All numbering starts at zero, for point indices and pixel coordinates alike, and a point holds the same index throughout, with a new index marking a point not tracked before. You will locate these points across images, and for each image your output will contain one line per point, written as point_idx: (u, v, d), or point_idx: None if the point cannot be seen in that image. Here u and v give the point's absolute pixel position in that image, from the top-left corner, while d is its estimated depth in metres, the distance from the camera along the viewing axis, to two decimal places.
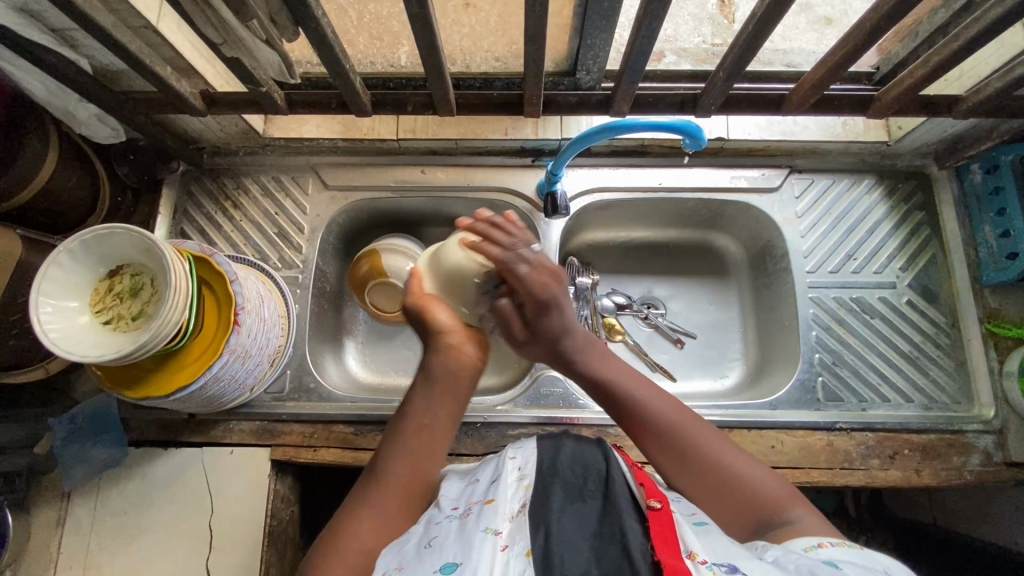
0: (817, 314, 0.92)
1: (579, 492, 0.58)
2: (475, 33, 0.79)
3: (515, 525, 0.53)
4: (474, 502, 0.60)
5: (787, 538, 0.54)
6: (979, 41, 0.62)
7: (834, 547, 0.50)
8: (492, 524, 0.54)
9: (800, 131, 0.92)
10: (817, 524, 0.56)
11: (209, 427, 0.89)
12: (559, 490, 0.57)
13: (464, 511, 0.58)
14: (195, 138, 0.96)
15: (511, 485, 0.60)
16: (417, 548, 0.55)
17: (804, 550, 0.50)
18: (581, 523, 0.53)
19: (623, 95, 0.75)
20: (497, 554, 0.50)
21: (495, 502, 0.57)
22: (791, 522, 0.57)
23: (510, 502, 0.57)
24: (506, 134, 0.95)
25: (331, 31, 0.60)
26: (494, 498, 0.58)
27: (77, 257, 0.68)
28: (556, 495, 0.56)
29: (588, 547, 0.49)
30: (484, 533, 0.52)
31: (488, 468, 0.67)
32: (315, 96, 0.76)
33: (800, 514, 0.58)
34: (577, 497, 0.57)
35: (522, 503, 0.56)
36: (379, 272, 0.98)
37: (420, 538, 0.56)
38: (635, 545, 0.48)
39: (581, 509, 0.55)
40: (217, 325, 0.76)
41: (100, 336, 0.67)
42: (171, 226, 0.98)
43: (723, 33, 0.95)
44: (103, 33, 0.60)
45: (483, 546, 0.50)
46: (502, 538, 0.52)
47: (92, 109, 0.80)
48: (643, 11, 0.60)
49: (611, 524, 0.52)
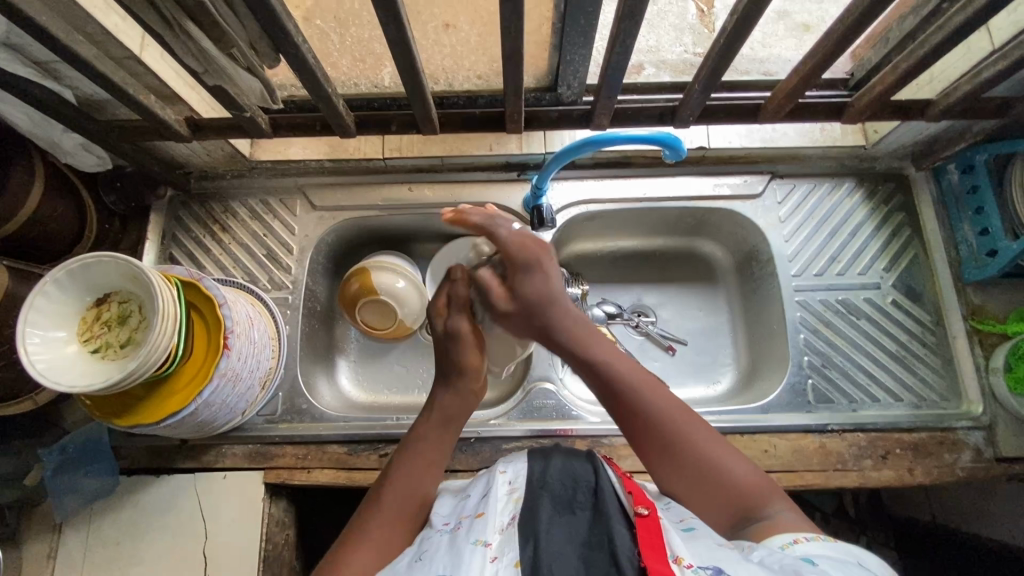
0: (804, 317, 0.93)
1: (568, 504, 0.57)
2: (456, 53, 0.81)
3: (505, 536, 0.54)
4: (466, 516, 0.60)
5: (763, 535, 0.55)
6: (943, 47, 0.63)
7: (811, 543, 0.51)
8: (482, 536, 0.55)
9: (779, 138, 0.95)
10: (792, 520, 0.57)
11: (201, 453, 0.88)
12: (548, 502, 0.57)
13: (455, 525, 0.59)
14: (182, 163, 0.96)
15: (501, 501, 0.60)
16: (410, 562, 0.55)
17: (780, 547, 0.51)
18: (569, 535, 0.52)
19: (603, 109, 0.76)
20: (487, 565, 0.51)
21: (485, 515, 0.58)
22: (770, 517, 0.57)
23: (499, 515, 0.58)
24: (491, 150, 0.97)
25: (312, 56, 0.61)
26: (483, 511, 0.59)
27: (64, 286, 0.68)
28: (545, 509, 0.56)
29: (576, 557, 0.50)
30: (474, 545, 0.53)
31: (480, 483, 0.67)
32: (299, 118, 0.77)
33: (781, 508, 0.59)
34: (567, 509, 0.57)
35: (512, 517, 0.57)
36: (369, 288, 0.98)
37: (413, 554, 0.57)
38: (623, 553, 0.49)
39: (571, 520, 0.55)
40: (206, 349, 0.76)
41: (88, 366, 0.67)
42: (159, 251, 0.98)
43: (701, 41, 0.99)
44: (85, 65, 0.60)
45: (473, 558, 0.51)
46: (492, 550, 0.52)
47: (76, 138, 0.80)
48: (616, 28, 0.61)
49: (599, 532, 0.52)
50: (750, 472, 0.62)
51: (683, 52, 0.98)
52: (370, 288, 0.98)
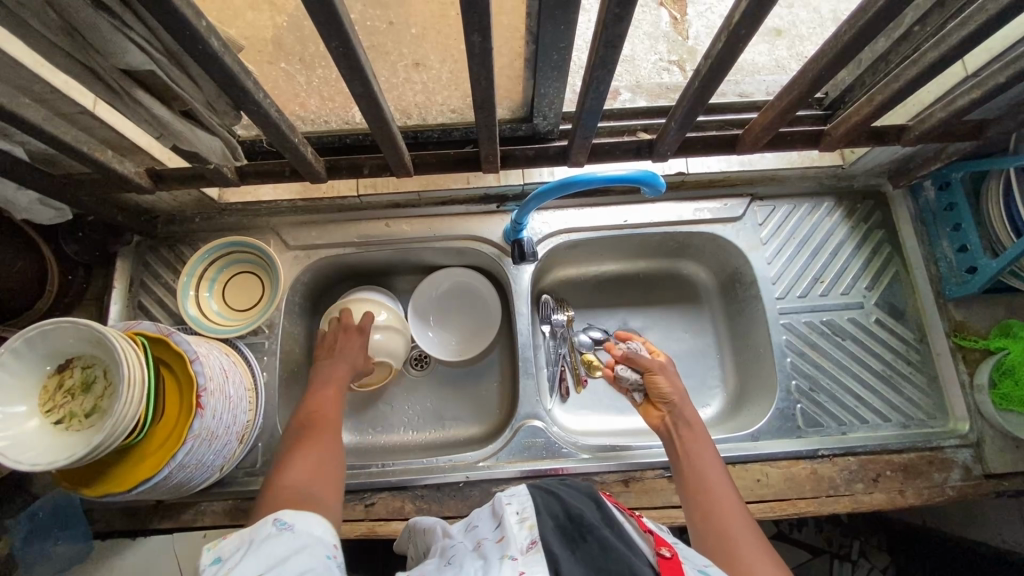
0: (790, 340, 0.92)
1: (579, 532, 0.55)
2: (428, 89, 0.79)
3: (530, 557, 0.51)
4: (484, 539, 0.58)
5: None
6: (916, 83, 0.62)
7: None
8: (506, 552, 0.52)
9: (759, 161, 0.93)
10: None
11: (180, 511, 0.85)
12: (559, 533, 0.55)
13: (476, 545, 0.57)
14: (148, 209, 0.93)
15: (516, 524, 0.57)
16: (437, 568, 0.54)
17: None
18: (588, 566, 0.49)
19: (579, 148, 0.75)
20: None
21: (506, 538, 0.55)
22: None
23: (519, 538, 0.55)
24: (468, 183, 0.94)
25: (275, 110, 0.58)
26: (503, 534, 0.56)
27: (22, 356, 0.65)
28: (557, 540, 0.53)
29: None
30: (501, 561, 0.51)
31: (485, 515, 0.63)
32: (266, 165, 0.74)
33: None
34: (583, 538, 0.54)
35: (532, 539, 0.54)
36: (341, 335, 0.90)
37: (439, 561, 0.56)
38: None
39: (586, 550, 0.52)
40: (179, 409, 0.72)
41: (52, 440, 0.64)
42: (127, 299, 0.94)
43: (677, 49, 0.99)
44: (33, 129, 0.57)
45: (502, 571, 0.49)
46: (520, 565, 0.50)
47: (31, 194, 0.75)
48: (589, 75, 0.58)
49: (621, 563, 0.50)
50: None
51: (658, 61, 0.98)
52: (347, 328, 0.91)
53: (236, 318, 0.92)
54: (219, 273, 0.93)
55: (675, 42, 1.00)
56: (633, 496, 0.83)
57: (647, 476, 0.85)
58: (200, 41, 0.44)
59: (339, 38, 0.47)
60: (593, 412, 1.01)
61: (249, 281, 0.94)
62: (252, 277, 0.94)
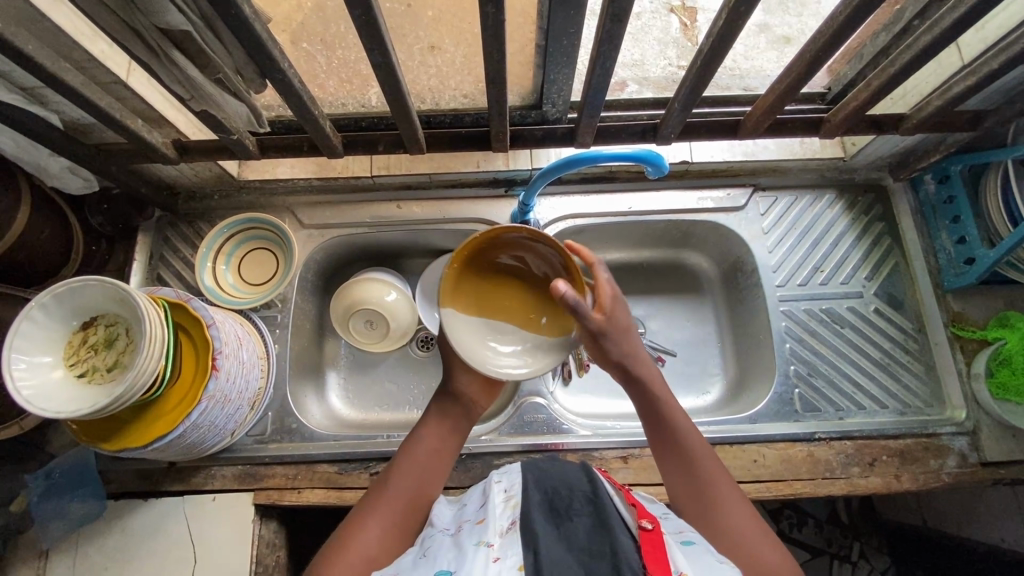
0: (790, 327, 0.94)
1: (564, 513, 0.54)
2: (442, 73, 0.82)
3: (506, 539, 0.51)
4: (466, 521, 0.58)
5: None
6: (912, 66, 0.66)
7: None
8: (484, 537, 0.52)
9: (760, 151, 0.96)
10: None
11: (190, 474, 0.88)
12: (543, 509, 0.55)
13: (457, 528, 0.57)
14: (170, 184, 0.96)
15: (499, 505, 0.58)
16: (414, 558, 0.53)
17: None
18: (568, 546, 0.49)
19: (586, 127, 0.78)
20: (489, 565, 0.47)
21: (486, 519, 0.55)
22: None
23: (499, 519, 0.55)
24: (478, 167, 0.98)
25: (298, 81, 0.62)
26: (483, 517, 0.56)
27: (50, 311, 0.68)
28: (540, 516, 0.53)
29: (578, 564, 0.47)
30: (477, 546, 0.50)
31: (475, 493, 0.65)
32: (287, 139, 0.78)
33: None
34: (564, 516, 0.54)
35: (512, 520, 0.54)
36: (469, 306, 0.62)
37: (416, 552, 0.55)
38: (626, 565, 0.45)
39: (568, 530, 0.51)
40: (195, 370, 0.75)
41: (75, 391, 0.67)
42: (147, 271, 0.97)
43: (686, 54, 1.02)
44: (72, 91, 0.61)
45: (475, 557, 0.48)
46: (495, 550, 0.49)
47: (62, 161, 0.79)
48: (596, 51, 0.61)
49: (602, 542, 0.49)
50: (784, 561, 0.57)
51: (667, 66, 1.00)
52: (479, 275, 0.63)
53: (249, 292, 0.95)
54: (236, 248, 0.97)
55: (684, 47, 1.03)
56: (631, 472, 0.85)
57: (646, 454, 0.86)
58: (234, 6, 0.48)
59: (362, 6, 0.50)
60: (594, 395, 1.02)
61: (265, 257, 0.97)
62: (268, 254, 0.97)
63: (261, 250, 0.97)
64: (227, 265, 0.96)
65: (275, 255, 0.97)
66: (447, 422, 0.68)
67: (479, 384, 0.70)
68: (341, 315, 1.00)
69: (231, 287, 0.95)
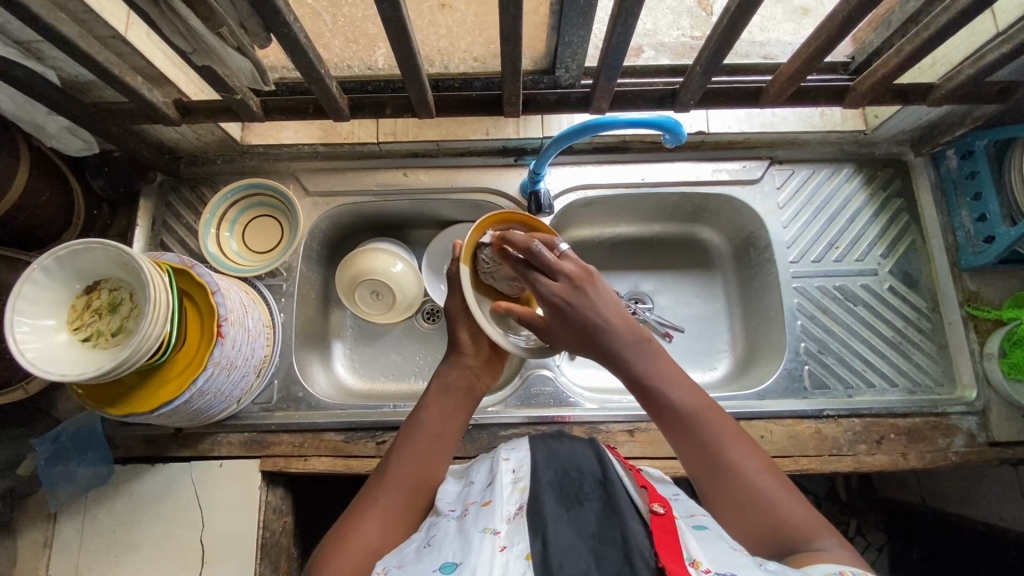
0: (802, 304, 0.92)
1: (574, 495, 0.53)
2: (452, 34, 0.77)
3: (514, 525, 0.50)
4: (472, 504, 0.57)
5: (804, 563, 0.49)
6: (949, 29, 0.63)
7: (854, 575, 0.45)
8: (491, 523, 0.51)
9: (778, 122, 0.93)
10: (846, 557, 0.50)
11: (197, 441, 0.88)
12: (552, 493, 0.53)
13: (463, 512, 0.55)
14: (171, 147, 0.94)
15: (508, 487, 0.56)
16: (418, 548, 0.52)
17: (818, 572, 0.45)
18: (577, 529, 0.48)
19: (602, 92, 0.75)
20: (496, 555, 0.46)
21: (493, 503, 0.54)
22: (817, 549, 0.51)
23: (507, 502, 0.54)
24: (487, 134, 0.96)
25: (304, 37, 0.59)
26: (490, 499, 0.55)
27: (52, 274, 0.67)
28: (550, 499, 0.52)
29: (588, 551, 0.45)
30: (482, 533, 0.49)
31: (483, 469, 0.64)
32: (292, 101, 0.76)
33: (828, 541, 0.52)
34: (572, 500, 0.53)
35: (520, 504, 0.53)
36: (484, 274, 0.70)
37: (421, 539, 0.54)
38: (637, 553, 0.44)
39: (578, 513, 0.50)
40: (200, 336, 0.74)
41: (80, 355, 0.66)
42: (150, 237, 0.96)
43: (701, 26, 0.89)
44: (68, 44, 0.58)
45: (481, 545, 0.47)
46: (501, 538, 0.48)
47: (61, 121, 0.77)
48: (618, 7, 0.58)
49: (611, 526, 0.48)
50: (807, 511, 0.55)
51: (681, 37, 0.89)
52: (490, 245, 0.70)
53: (255, 260, 0.94)
54: (240, 216, 0.95)
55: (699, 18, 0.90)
56: (637, 446, 0.85)
57: (651, 427, 0.86)
58: None
59: None
60: (600, 368, 1.02)
61: (271, 226, 0.96)
62: (274, 224, 0.96)
63: (267, 220, 0.96)
64: (232, 233, 0.94)
65: (281, 225, 0.96)
66: (446, 406, 0.69)
67: (479, 363, 0.73)
68: (346, 282, 0.98)
69: (236, 256, 0.93)
